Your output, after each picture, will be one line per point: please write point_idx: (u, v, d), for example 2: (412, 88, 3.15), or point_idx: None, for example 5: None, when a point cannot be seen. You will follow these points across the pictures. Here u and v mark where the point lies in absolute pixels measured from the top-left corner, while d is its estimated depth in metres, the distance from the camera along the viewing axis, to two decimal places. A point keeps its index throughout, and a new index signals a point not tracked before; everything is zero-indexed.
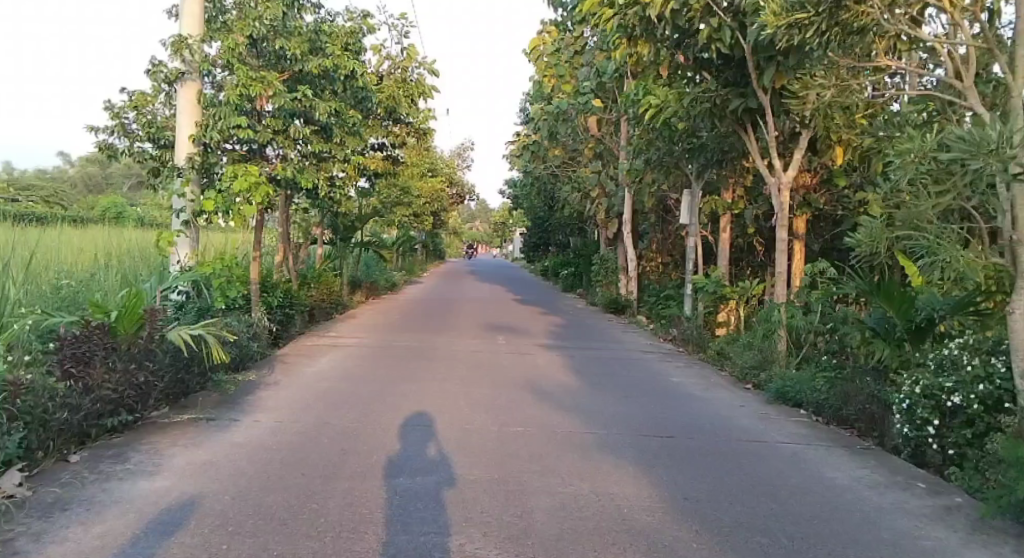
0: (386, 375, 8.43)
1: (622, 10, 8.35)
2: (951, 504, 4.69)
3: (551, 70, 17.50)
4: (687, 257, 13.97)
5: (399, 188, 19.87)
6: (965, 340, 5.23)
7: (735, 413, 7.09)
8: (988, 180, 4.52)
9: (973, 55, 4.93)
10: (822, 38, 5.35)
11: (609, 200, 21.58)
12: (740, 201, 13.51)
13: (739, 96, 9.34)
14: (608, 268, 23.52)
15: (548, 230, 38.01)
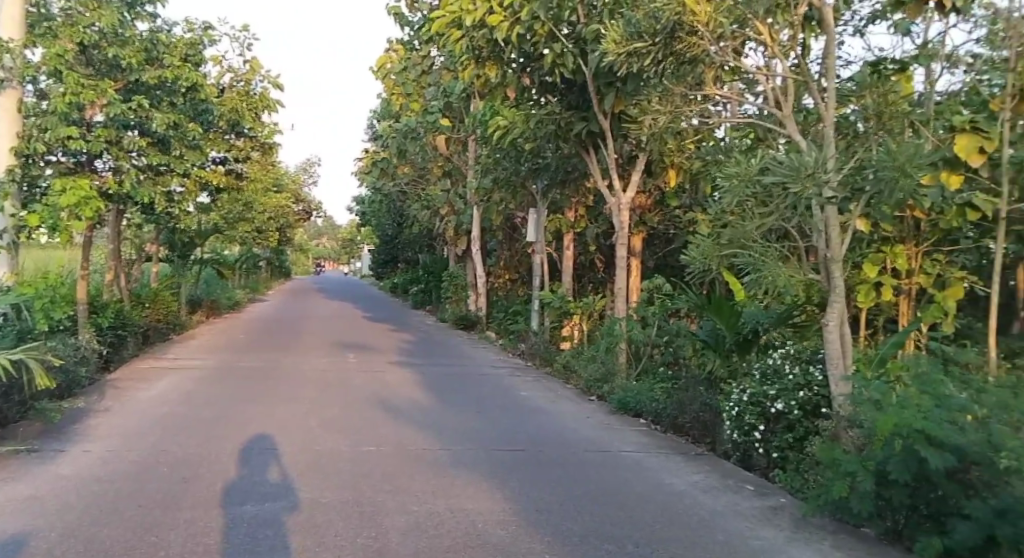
0: (227, 398, 8.13)
1: (470, 32, 8.99)
2: (776, 504, 4.98)
3: (399, 87, 17.90)
4: (534, 273, 14.55)
5: (242, 203, 19.16)
6: (786, 351, 5.69)
7: (582, 424, 7.35)
8: (805, 203, 4.91)
9: (791, 87, 5.33)
10: (659, 66, 5.77)
11: (457, 217, 21.95)
12: (582, 220, 14.07)
13: (581, 120, 9.88)
14: (457, 285, 23.85)
15: (400, 248, 38.52)
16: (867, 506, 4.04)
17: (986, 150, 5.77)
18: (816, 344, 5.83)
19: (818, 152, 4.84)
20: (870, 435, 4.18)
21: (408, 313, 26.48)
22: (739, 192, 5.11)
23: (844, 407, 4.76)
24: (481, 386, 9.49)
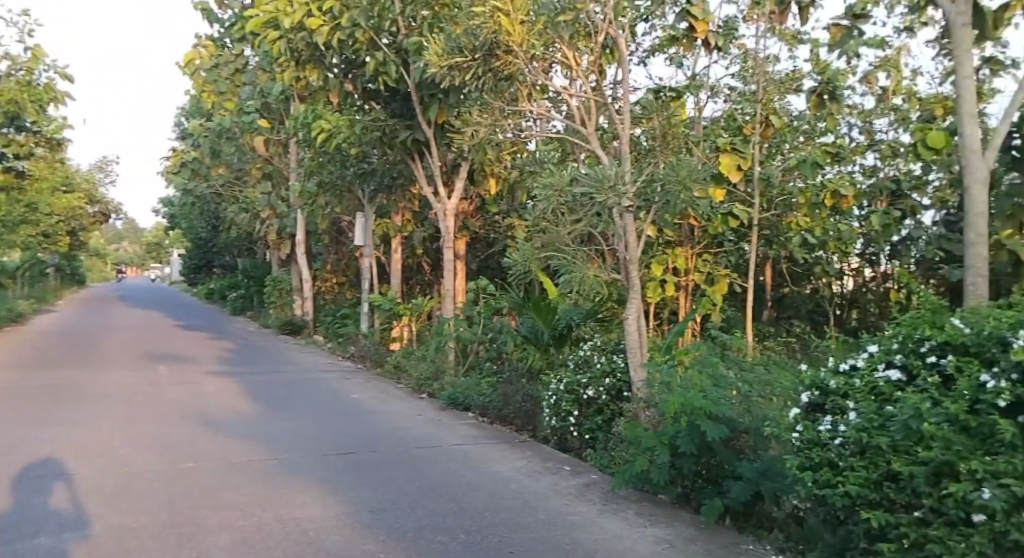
0: (11, 421, 7.22)
1: (288, 35, 9.07)
2: (589, 481, 5.47)
3: (209, 87, 17.02)
4: (364, 276, 14.42)
5: (22, 204, 17.06)
6: (595, 343, 6.33)
7: (410, 422, 7.51)
8: (605, 211, 5.51)
9: (593, 105, 5.95)
10: (478, 81, 6.15)
11: (280, 221, 21.04)
12: (411, 224, 14.12)
13: (406, 128, 10.05)
14: (280, 290, 22.87)
15: (217, 252, 36.05)
16: (664, 475, 4.63)
17: (743, 167, 6.83)
18: (620, 336, 6.49)
19: (617, 166, 5.41)
20: (664, 413, 4.78)
21: (222, 320, 24.91)
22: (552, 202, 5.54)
23: (642, 391, 5.37)
24: (307, 392, 9.29)
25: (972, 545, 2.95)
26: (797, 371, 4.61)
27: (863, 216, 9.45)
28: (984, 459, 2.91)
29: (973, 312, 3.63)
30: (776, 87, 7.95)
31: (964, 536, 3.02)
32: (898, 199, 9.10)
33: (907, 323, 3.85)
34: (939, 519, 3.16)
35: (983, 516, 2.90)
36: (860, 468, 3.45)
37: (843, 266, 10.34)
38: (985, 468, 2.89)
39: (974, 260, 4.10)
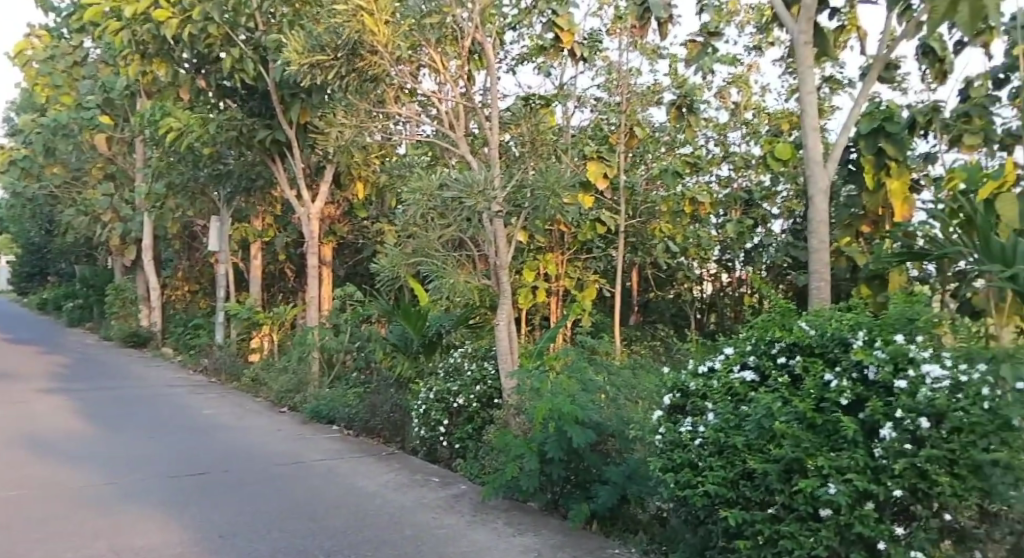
0: None
1: (132, 26, 8.74)
2: (457, 492, 5.34)
3: (43, 80, 16.48)
4: (220, 284, 13.53)
5: None
6: (465, 350, 6.28)
7: (270, 437, 7.12)
8: (475, 217, 5.47)
9: (463, 110, 5.91)
10: (342, 80, 6.02)
11: (125, 225, 19.53)
12: (271, 229, 14.02)
13: (265, 128, 9.58)
14: (124, 300, 21.22)
15: (53, 259, 33.01)
16: (533, 482, 4.61)
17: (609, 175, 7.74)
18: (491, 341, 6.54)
19: (486, 171, 5.45)
20: (533, 420, 4.76)
21: (56, 332, 22.73)
22: (421, 207, 5.35)
23: (512, 397, 5.33)
24: (154, 409, 8.55)
25: (819, 539, 3.68)
26: (658, 375, 4.82)
27: (719, 225, 10.17)
28: (829, 457, 3.74)
29: (814, 315, 4.38)
30: (637, 100, 8.50)
31: (811, 530, 3.75)
32: (751, 207, 10.02)
33: (759, 326, 4.57)
34: (789, 516, 3.85)
35: (830, 511, 3.67)
36: (719, 467, 4.06)
37: (703, 272, 10.92)
38: (831, 465, 3.70)
39: (817, 265, 4.42)
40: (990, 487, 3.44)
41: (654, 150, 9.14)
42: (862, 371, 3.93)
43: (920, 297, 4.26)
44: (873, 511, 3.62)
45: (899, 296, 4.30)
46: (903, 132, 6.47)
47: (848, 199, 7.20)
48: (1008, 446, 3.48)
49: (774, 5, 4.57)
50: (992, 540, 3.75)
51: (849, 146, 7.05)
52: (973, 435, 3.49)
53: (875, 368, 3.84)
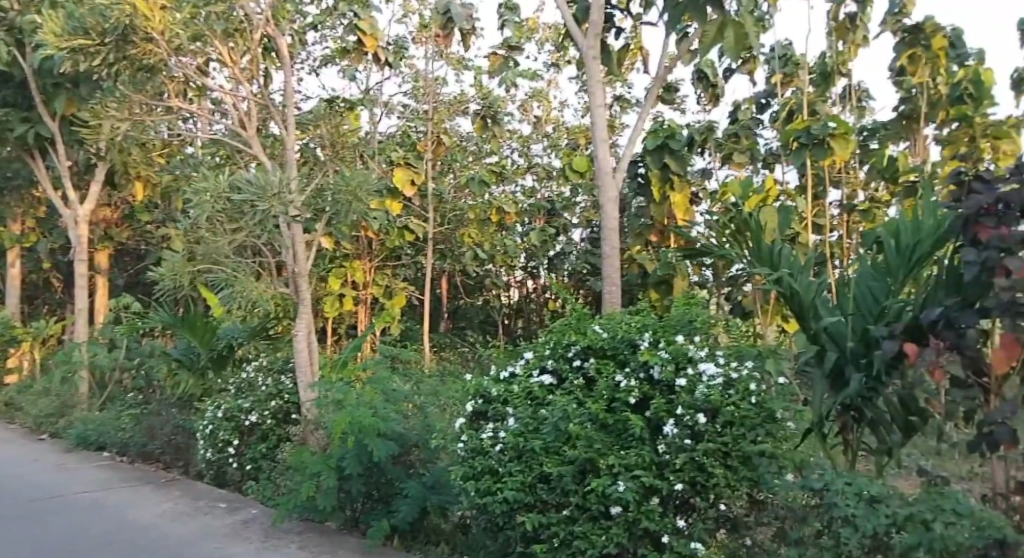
0: None
1: None
2: (247, 517, 5.03)
3: None
4: None
5: None
6: (260, 364, 6.30)
7: (27, 472, 6.59)
8: (271, 222, 5.33)
9: (255, 110, 6.27)
10: (114, 68, 6.28)
11: None
12: (31, 234, 13.68)
13: (22, 121, 10.01)
14: None
15: None
16: (331, 500, 4.44)
17: (416, 181, 9.74)
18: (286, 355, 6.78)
19: (282, 173, 5.36)
20: (332, 435, 4.61)
21: None
22: (208, 208, 5.12)
23: (312, 411, 5.16)
24: None
25: (610, 537, 3.79)
26: (461, 382, 4.82)
27: (523, 233, 11.27)
28: (619, 455, 3.88)
29: (607, 319, 4.68)
30: (445, 109, 10.12)
31: (603, 529, 3.85)
32: (553, 216, 11.38)
33: (557, 330, 4.71)
34: (582, 516, 3.92)
35: (619, 508, 3.78)
36: (517, 472, 4.07)
37: (510, 279, 12.23)
38: (621, 463, 3.84)
39: (610, 272, 4.83)
40: (758, 476, 3.84)
41: (461, 157, 10.71)
42: (648, 371, 4.15)
43: (698, 299, 4.66)
44: (658, 506, 3.81)
45: (681, 300, 4.63)
46: (683, 149, 7.32)
47: (639, 210, 7.97)
48: (771, 437, 3.92)
49: (566, 22, 4.85)
50: (760, 524, 4.07)
51: (637, 160, 7.78)
52: (743, 429, 3.85)
53: (659, 368, 4.08)
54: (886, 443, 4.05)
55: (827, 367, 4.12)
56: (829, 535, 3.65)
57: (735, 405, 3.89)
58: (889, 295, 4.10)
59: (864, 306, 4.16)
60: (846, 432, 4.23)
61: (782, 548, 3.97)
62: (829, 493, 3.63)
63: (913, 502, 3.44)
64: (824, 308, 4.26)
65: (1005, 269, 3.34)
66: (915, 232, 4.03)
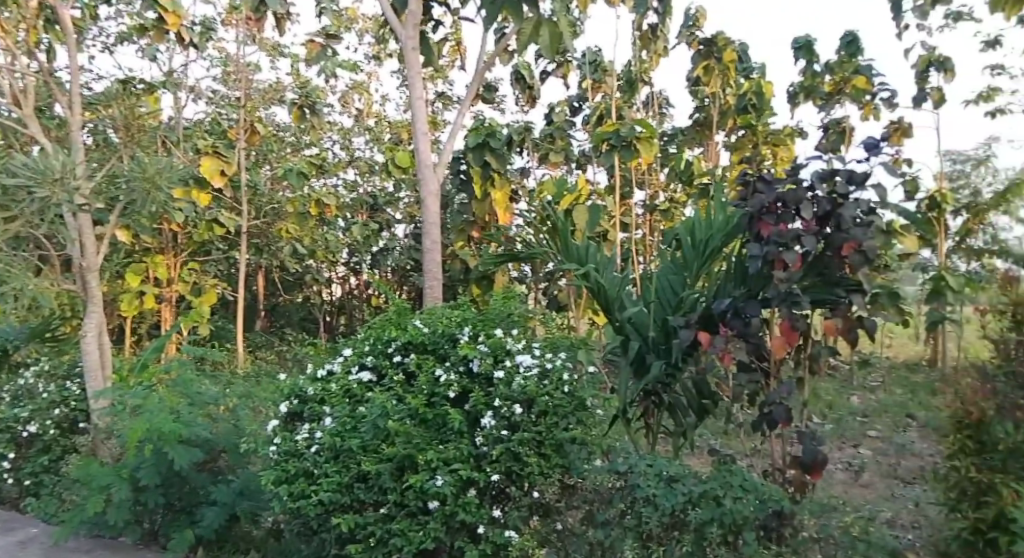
0: None
1: None
2: (24, 538, 4.70)
3: None
4: None
5: None
6: (41, 369, 5.96)
7: None
8: (54, 210, 5.08)
9: (34, 87, 5.84)
10: None
11: None
12: None
13: None
14: None
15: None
16: (122, 514, 4.23)
17: (224, 172, 9.01)
18: (70, 358, 6.40)
19: (67, 157, 5.17)
20: (125, 444, 4.35)
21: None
22: None
23: (102, 419, 4.87)
24: None
25: (428, 532, 3.75)
26: (275, 383, 4.60)
27: (347, 227, 11.06)
28: (438, 450, 3.83)
29: (427, 315, 4.59)
30: (259, 97, 10.00)
31: (421, 524, 3.81)
32: (376, 212, 11.22)
33: (376, 327, 4.62)
34: (400, 513, 3.85)
35: (437, 503, 3.73)
36: (334, 473, 3.91)
37: (331, 275, 11.95)
38: (440, 458, 3.79)
39: (432, 267, 5.20)
40: (568, 462, 3.87)
41: (276, 147, 10.52)
42: (467, 365, 4.15)
43: (516, 294, 4.70)
44: (476, 498, 3.78)
45: (499, 293, 4.69)
46: (504, 147, 7.39)
47: (461, 207, 8.10)
48: (582, 424, 3.99)
49: (386, 15, 5.27)
50: (571, 508, 3.93)
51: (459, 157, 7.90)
52: (556, 417, 3.91)
53: (478, 362, 4.08)
54: (682, 426, 4.34)
55: (630, 355, 4.30)
56: (631, 517, 3.66)
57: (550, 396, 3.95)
58: (684, 288, 4.32)
59: (665, 298, 4.36)
60: (647, 416, 4.47)
61: (588, 531, 3.84)
62: (632, 475, 3.71)
63: (707, 479, 3.57)
64: (629, 301, 4.46)
65: (783, 263, 3.66)
66: (705, 229, 4.27)
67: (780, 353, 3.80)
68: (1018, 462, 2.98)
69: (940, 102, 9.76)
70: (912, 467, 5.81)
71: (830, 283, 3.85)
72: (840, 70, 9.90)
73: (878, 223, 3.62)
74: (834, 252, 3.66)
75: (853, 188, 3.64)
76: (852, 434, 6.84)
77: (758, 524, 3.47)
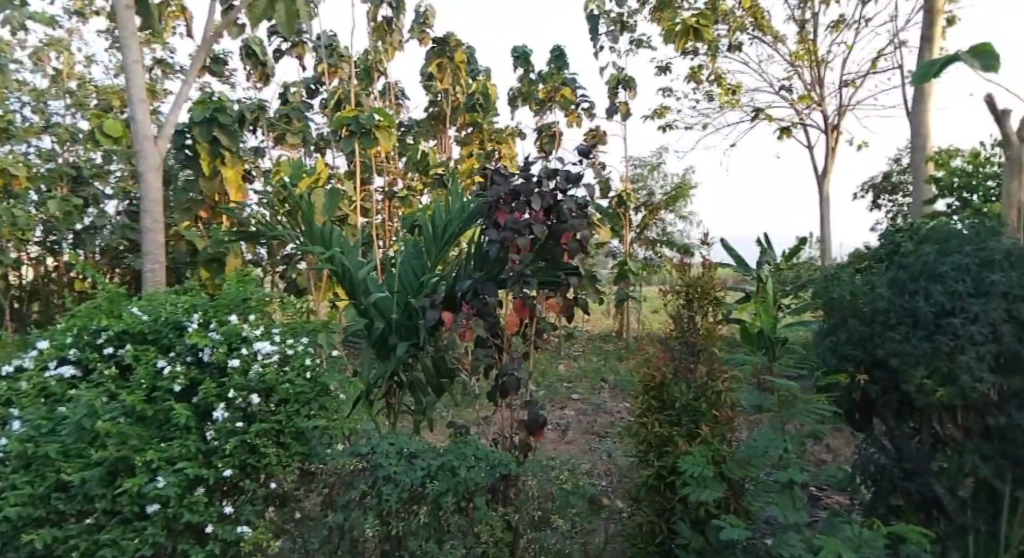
0: None
1: None
2: None
3: None
4: None
5: None
6: None
7: None
8: None
9: None
10: None
11: None
12: None
13: None
14: None
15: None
16: None
17: None
18: None
19: None
20: None
21: None
22: None
23: None
24: None
25: (145, 538, 3.28)
26: None
27: (40, 202, 9.42)
28: (158, 449, 3.37)
29: (146, 301, 4.08)
30: None
31: (136, 531, 3.33)
32: (81, 185, 9.94)
33: (81, 315, 4.02)
34: (112, 521, 3.37)
35: (157, 506, 3.27)
36: (23, 485, 3.33)
37: (20, 256, 9.98)
38: (160, 457, 3.33)
39: (155, 247, 4.94)
40: (309, 449, 3.53)
41: None
42: (197, 354, 3.69)
43: (253, 278, 4.24)
44: (204, 496, 3.37)
45: (233, 277, 4.15)
46: (234, 124, 6.92)
47: (186, 183, 7.40)
48: (325, 411, 3.66)
49: None
50: (309, 493, 3.60)
51: (183, 129, 7.13)
52: (297, 404, 3.56)
53: (208, 351, 3.63)
54: (421, 404, 4.22)
55: (373, 338, 4.20)
56: (373, 497, 3.12)
57: (290, 383, 3.61)
58: (426, 272, 4.30)
59: (407, 281, 4.31)
60: (390, 396, 4.28)
61: (326, 514, 3.50)
62: (376, 455, 3.18)
63: (444, 453, 3.19)
64: (372, 286, 4.36)
65: (517, 247, 3.44)
66: (445, 216, 4.25)
67: (512, 331, 3.59)
68: (690, 417, 3.20)
69: (627, 114, 11.33)
70: (606, 423, 6.79)
71: (555, 264, 3.67)
72: (551, 80, 11.02)
73: (592, 215, 3.63)
74: (556, 242, 3.55)
75: (572, 183, 3.56)
76: (559, 397, 7.78)
77: (486, 487, 3.13)
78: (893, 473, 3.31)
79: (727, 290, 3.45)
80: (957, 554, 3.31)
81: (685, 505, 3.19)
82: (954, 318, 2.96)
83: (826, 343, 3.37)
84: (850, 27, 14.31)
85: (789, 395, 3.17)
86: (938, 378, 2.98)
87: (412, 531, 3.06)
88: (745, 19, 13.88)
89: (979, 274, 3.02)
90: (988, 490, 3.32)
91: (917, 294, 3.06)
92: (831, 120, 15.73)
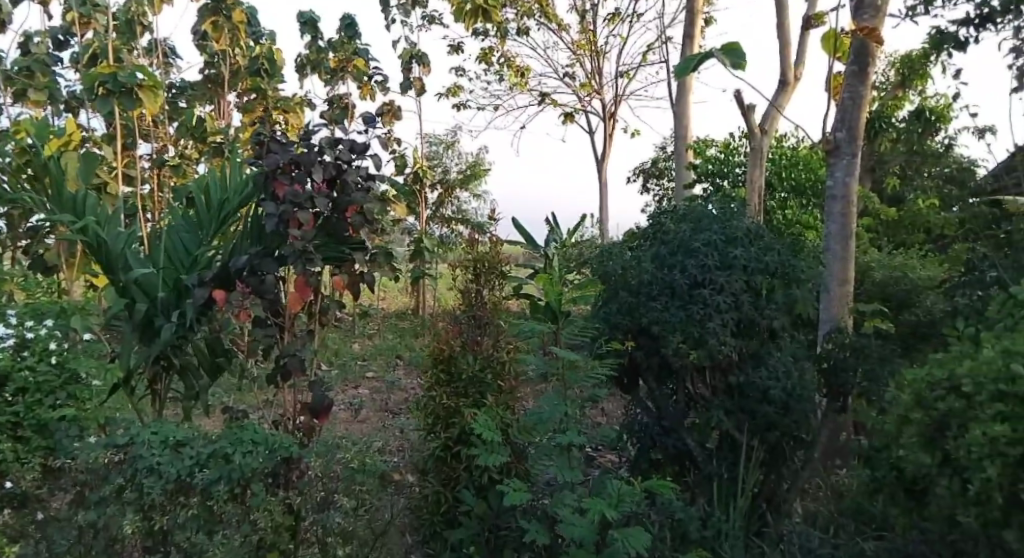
0: None
1: None
2: None
3: None
4: None
5: None
6: None
7: None
8: None
9: None
10: None
11: None
12: None
13: None
14: None
15: None
16: None
17: None
18: None
19: None
20: None
21: None
22: None
23: None
24: None
25: None
26: None
27: None
28: None
29: None
30: None
31: None
32: None
33: None
34: None
35: None
36: None
37: None
38: None
39: None
40: (54, 443, 3.21)
41: None
42: None
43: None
44: None
45: None
46: None
47: None
48: (74, 401, 3.41)
49: None
50: (56, 493, 3.06)
51: None
52: (39, 394, 3.31)
53: None
54: (193, 389, 3.89)
55: (136, 319, 3.77)
56: (133, 490, 2.86)
57: (30, 371, 3.32)
58: (200, 247, 3.98)
59: (177, 259, 3.98)
60: (154, 382, 3.89)
61: (79, 513, 2.90)
62: (135, 446, 2.93)
63: (217, 439, 2.99)
64: (133, 260, 3.96)
65: (298, 221, 3.28)
66: (224, 188, 3.96)
67: (294, 310, 3.40)
68: (476, 387, 3.27)
69: (421, 91, 11.35)
70: (400, 400, 6.83)
71: (337, 239, 3.53)
72: (341, 49, 10.68)
73: (377, 188, 3.55)
74: (339, 216, 3.43)
75: (358, 155, 3.45)
76: (353, 376, 7.68)
77: (266, 472, 2.98)
78: (653, 430, 3.67)
79: (513, 264, 3.51)
80: (703, 500, 3.66)
81: (470, 473, 3.30)
82: (704, 289, 3.36)
83: (600, 314, 3.61)
84: (624, 22, 15.49)
85: (574, 363, 3.29)
86: (692, 341, 3.33)
87: (180, 525, 2.84)
88: (532, 6, 14.55)
89: (723, 250, 3.43)
90: (730, 440, 3.65)
91: (675, 268, 3.44)
92: (608, 108, 16.97)
